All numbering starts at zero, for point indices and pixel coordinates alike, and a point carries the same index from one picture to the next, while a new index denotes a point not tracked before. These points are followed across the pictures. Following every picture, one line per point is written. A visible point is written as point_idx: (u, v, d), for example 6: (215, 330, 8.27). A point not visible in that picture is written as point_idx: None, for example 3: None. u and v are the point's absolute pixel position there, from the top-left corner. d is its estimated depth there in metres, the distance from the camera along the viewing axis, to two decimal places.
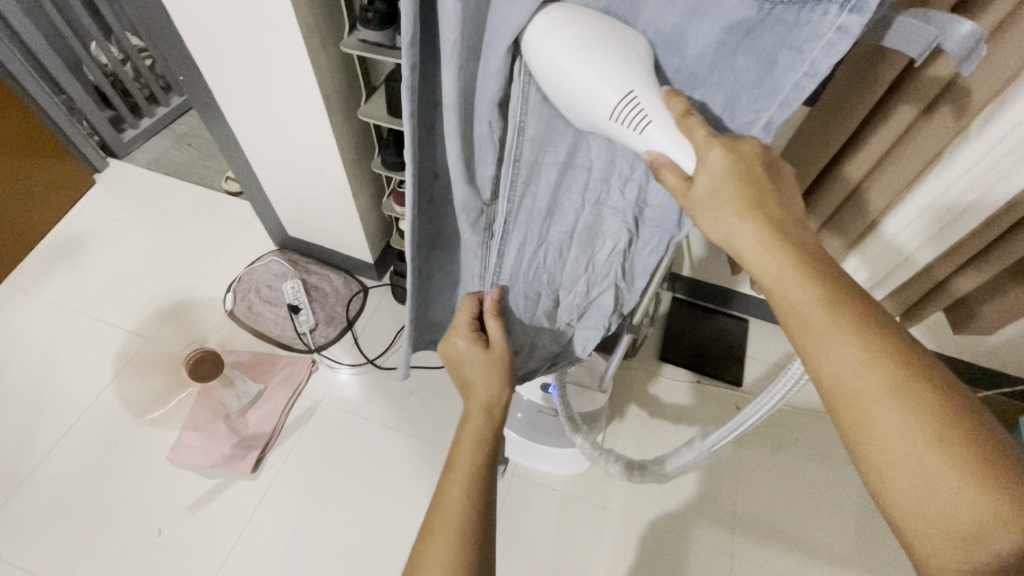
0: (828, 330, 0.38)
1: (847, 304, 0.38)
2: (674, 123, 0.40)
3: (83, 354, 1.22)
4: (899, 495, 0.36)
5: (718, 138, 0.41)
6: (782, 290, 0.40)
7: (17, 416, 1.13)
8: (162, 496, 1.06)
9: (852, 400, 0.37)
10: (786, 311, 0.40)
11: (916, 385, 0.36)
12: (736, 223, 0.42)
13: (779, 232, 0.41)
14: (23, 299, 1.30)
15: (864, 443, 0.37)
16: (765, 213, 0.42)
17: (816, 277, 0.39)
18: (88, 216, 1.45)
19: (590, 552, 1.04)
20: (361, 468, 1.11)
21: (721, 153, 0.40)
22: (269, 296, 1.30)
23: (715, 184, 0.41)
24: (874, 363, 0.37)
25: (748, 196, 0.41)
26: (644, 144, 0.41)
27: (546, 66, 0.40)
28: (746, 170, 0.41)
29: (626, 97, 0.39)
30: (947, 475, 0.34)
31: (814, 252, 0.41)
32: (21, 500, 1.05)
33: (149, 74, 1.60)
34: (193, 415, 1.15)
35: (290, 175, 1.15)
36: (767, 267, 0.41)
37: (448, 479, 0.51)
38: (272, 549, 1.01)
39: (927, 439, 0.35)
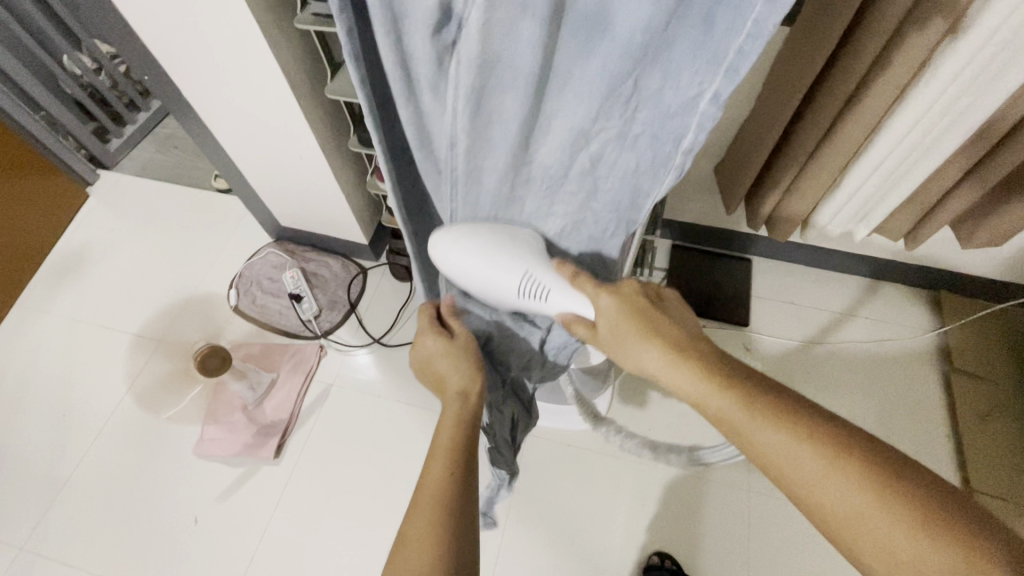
0: (747, 430, 0.43)
1: (755, 399, 0.44)
2: (568, 284, 0.55)
3: (100, 362, 1.26)
4: (877, 565, 0.38)
5: (602, 287, 0.54)
6: (703, 401, 0.46)
7: (47, 427, 1.18)
8: (195, 487, 1.11)
9: (793, 485, 0.41)
10: (711, 417, 0.46)
11: (843, 460, 0.40)
12: (644, 346, 0.50)
13: (679, 348, 0.49)
14: (37, 316, 1.34)
15: (822, 517, 0.40)
16: (667, 331, 0.50)
17: (724, 381, 0.46)
18: (86, 229, 1.48)
19: (609, 500, 1.07)
20: (380, 444, 1.14)
21: (608, 298, 0.53)
22: (271, 288, 1.32)
23: (616, 323, 0.52)
24: (795, 445, 0.41)
25: (641, 323, 0.51)
26: (551, 306, 0.56)
27: (461, 275, 0.58)
28: (631, 304, 0.52)
29: (524, 278, 0.55)
30: (890, 530, 0.37)
31: (717, 359, 0.48)
32: (64, 504, 1.11)
33: (124, 80, 1.58)
34: (212, 409, 1.18)
35: (271, 165, 1.14)
36: (683, 381, 0.48)
37: (429, 465, 0.53)
38: (303, 527, 1.06)
39: (866, 501, 0.38)
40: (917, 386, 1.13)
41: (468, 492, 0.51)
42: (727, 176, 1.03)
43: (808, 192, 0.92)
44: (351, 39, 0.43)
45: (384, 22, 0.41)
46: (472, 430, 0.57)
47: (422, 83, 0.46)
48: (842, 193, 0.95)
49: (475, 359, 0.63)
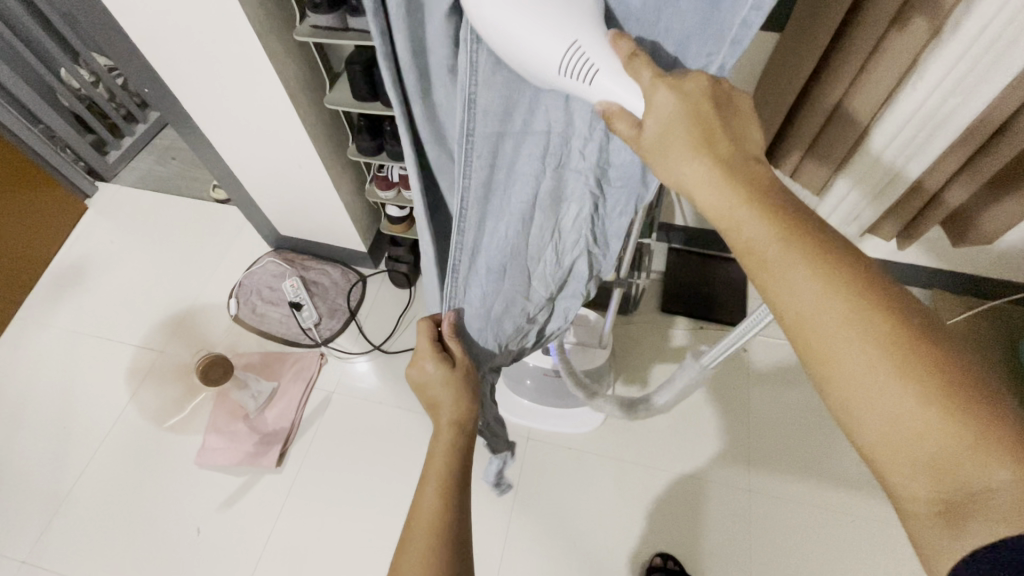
0: (782, 265, 0.36)
1: (802, 237, 0.36)
2: (623, 67, 0.39)
3: (100, 374, 1.26)
4: (870, 427, 0.34)
5: (663, 79, 0.39)
6: (734, 228, 0.38)
7: (47, 440, 1.18)
8: (197, 497, 1.11)
9: (812, 338, 0.36)
10: (741, 249, 0.38)
11: (879, 318, 0.34)
12: (688, 163, 0.39)
13: (731, 169, 0.39)
14: (37, 329, 1.34)
15: (829, 381, 0.36)
16: (718, 145, 0.39)
17: (771, 208, 0.37)
18: (85, 241, 1.48)
19: (611, 503, 1.07)
20: (381, 450, 1.14)
21: (667, 93, 0.38)
22: (271, 296, 1.32)
23: (662, 127, 0.39)
24: (832, 297, 0.35)
25: (696, 132, 0.39)
26: (594, 94, 0.40)
27: (493, 32, 0.39)
28: (694, 108, 0.39)
29: (571, 47, 0.38)
30: (907, 401, 0.33)
31: (770, 186, 0.39)
32: (65, 517, 1.10)
33: (123, 93, 1.59)
34: (213, 418, 1.18)
35: (270, 175, 1.15)
36: (720, 203, 0.38)
37: (423, 489, 0.55)
38: (306, 535, 1.06)
39: (887, 361, 0.33)
40: None
41: (460, 516, 0.54)
42: None
43: None
44: (382, 40, 0.44)
45: (405, 3, 0.42)
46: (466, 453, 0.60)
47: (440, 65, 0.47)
48: (834, 195, 0.97)
49: (470, 388, 0.63)
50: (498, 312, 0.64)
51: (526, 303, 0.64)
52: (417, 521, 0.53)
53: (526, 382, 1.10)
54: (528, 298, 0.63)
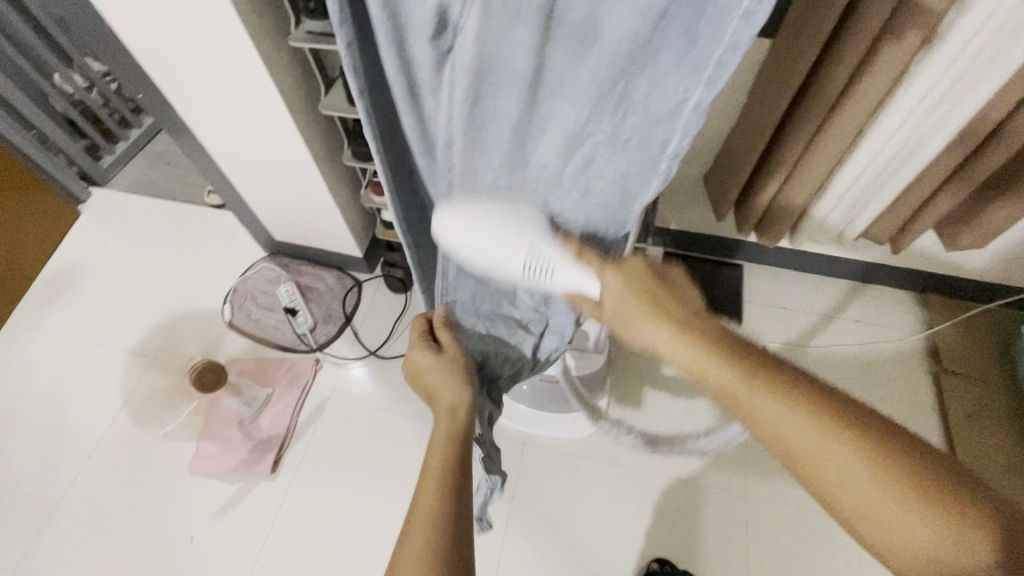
0: (754, 404, 0.44)
1: (764, 378, 0.45)
2: (574, 262, 0.53)
3: (92, 381, 1.25)
4: (874, 532, 0.40)
5: (607, 267, 0.54)
6: (709, 375, 0.48)
7: (38, 448, 1.17)
8: (190, 505, 1.10)
9: (799, 462, 0.43)
10: (721, 394, 0.47)
11: (846, 436, 0.41)
12: (652, 328, 0.53)
13: (687, 329, 0.50)
14: (29, 335, 1.33)
15: (826, 493, 0.42)
16: (665, 312, 0.53)
17: (731, 359, 0.47)
18: (78, 247, 1.47)
19: (607, 509, 1.07)
20: (377, 456, 1.13)
21: (613, 276, 0.54)
22: (266, 302, 1.32)
23: (616, 305, 0.54)
24: (801, 424, 0.42)
25: (646, 305, 0.53)
26: (557, 284, 0.54)
27: (464, 247, 0.54)
28: (636, 284, 0.54)
29: (528, 252, 0.52)
30: (886, 504, 0.39)
31: (725, 339, 0.49)
32: (56, 526, 1.09)
33: (116, 98, 1.58)
34: (207, 424, 1.18)
35: (265, 180, 1.15)
36: (690, 358, 0.49)
37: (422, 483, 0.53)
38: (301, 542, 1.05)
39: (865, 471, 0.40)
40: (905, 387, 1.15)
41: (462, 509, 0.52)
42: (716, 184, 1.05)
43: (795, 199, 0.94)
44: (351, 52, 0.45)
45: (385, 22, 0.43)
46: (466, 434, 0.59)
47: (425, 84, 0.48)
48: (828, 199, 0.97)
49: (467, 374, 0.64)
50: (487, 309, 0.67)
51: (514, 308, 0.67)
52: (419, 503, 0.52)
53: (522, 387, 1.10)
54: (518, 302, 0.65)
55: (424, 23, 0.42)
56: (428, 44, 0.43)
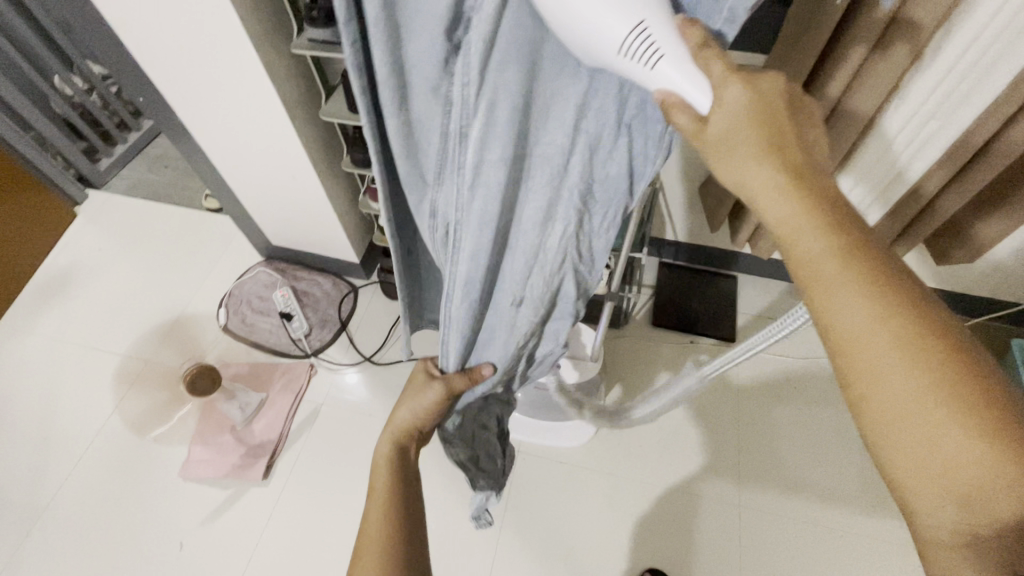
0: (833, 278, 0.37)
1: (861, 253, 0.37)
2: (692, 58, 0.37)
3: (84, 385, 1.24)
4: (902, 452, 0.35)
5: (737, 74, 0.39)
6: (790, 234, 0.38)
7: (27, 452, 1.16)
8: (181, 511, 1.09)
9: (855, 356, 0.36)
10: (799, 259, 0.38)
11: (927, 345, 0.35)
12: (755, 166, 0.39)
13: (796, 176, 0.39)
14: (21, 337, 1.32)
15: (866, 402, 0.37)
16: (783, 152, 0.39)
17: (833, 225, 0.37)
18: (73, 249, 1.46)
19: (601, 518, 1.07)
20: (370, 463, 1.13)
21: (738, 90, 0.39)
22: (261, 306, 1.31)
23: (727, 127, 0.39)
24: (879, 317, 0.35)
25: (762, 135, 0.39)
26: (655, 82, 0.38)
27: (555, 4, 0.35)
28: (762, 108, 0.39)
29: (637, 30, 0.36)
30: (942, 422, 0.34)
31: (832, 198, 0.39)
32: (43, 531, 1.08)
33: (115, 100, 1.58)
34: (200, 430, 1.17)
35: (263, 185, 1.15)
36: (778, 214, 0.39)
37: (370, 504, 0.63)
38: (292, 550, 1.04)
39: (930, 387, 0.34)
40: None
41: (404, 533, 0.60)
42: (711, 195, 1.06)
43: None
44: (353, 53, 0.41)
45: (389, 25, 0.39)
46: (409, 459, 0.69)
47: (421, 86, 0.43)
48: None
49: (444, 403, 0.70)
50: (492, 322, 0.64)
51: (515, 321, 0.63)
52: (367, 536, 0.60)
53: (516, 395, 1.10)
54: (512, 318, 0.63)
55: (435, 18, 0.39)
56: (438, 39, 0.40)
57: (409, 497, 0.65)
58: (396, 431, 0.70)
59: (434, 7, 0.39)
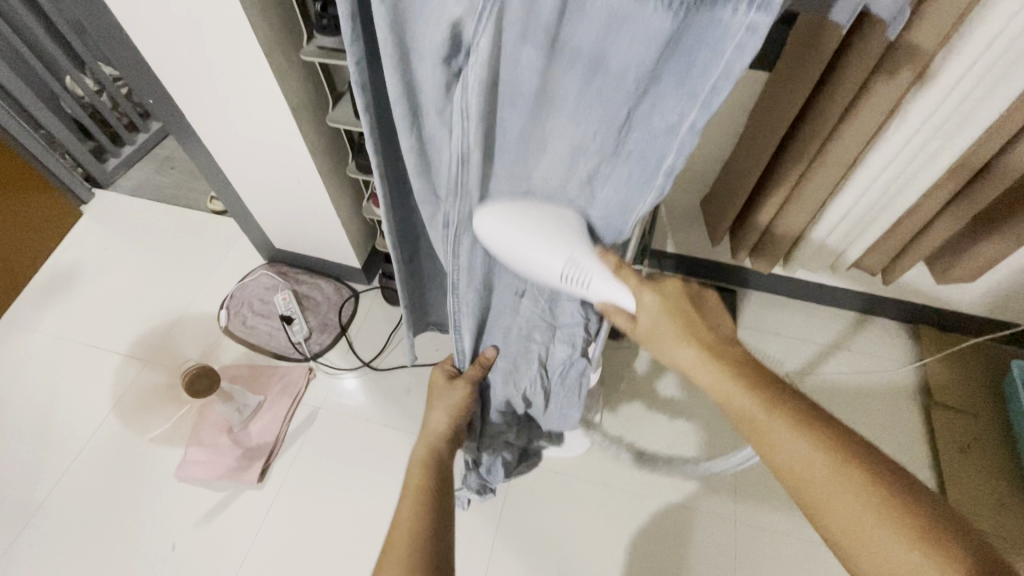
0: (772, 430, 0.49)
1: (784, 407, 0.50)
2: (612, 275, 0.53)
3: (83, 383, 1.24)
4: (869, 566, 0.45)
5: (648, 285, 0.55)
6: (729, 401, 0.52)
7: (23, 448, 1.16)
8: (174, 512, 1.08)
9: (806, 489, 0.48)
10: (738, 419, 0.52)
11: (853, 473, 0.46)
12: (683, 348, 0.54)
13: (716, 356, 0.53)
14: (22, 333, 1.32)
15: (830, 527, 0.47)
16: (702, 336, 0.55)
17: (755, 388, 0.51)
18: (78, 247, 1.47)
19: (596, 530, 1.07)
20: (365, 469, 1.13)
21: (652, 296, 0.54)
22: (263, 308, 1.32)
23: (655, 322, 0.55)
24: (811, 454, 0.47)
25: (682, 326, 0.55)
26: (592, 294, 0.54)
27: (498, 247, 0.52)
28: (675, 307, 0.55)
29: (567, 264, 0.51)
30: (885, 533, 0.44)
31: (751, 367, 0.53)
32: (35, 529, 1.07)
33: (127, 102, 1.60)
34: (197, 431, 1.17)
35: (268, 188, 1.16)
36: (715, 383, 0.53)
37: (403, 501, 0.62)
38: (284, 554, 1.04)
39: (867, 507, 0.45)
40: (895, 418, 1.16)
41: (436, 527, 0.59)
42: (713, 210, 1.06)
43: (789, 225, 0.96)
44: (358, 69, 0.46)
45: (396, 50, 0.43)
46: (442, 455, 0.72)
47: (429, 107, 0.47)
48: (822, 228, 0.99)
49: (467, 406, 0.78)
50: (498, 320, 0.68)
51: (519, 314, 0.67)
52: (401, 531, 0.58)
53: None
54: (521, 311, 0.67)
55: (434, 44, 0.41)
56: (440, 66, 0.43)
57: (442, 497, 0.64)
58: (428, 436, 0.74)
59: (434, 34, 0.41)
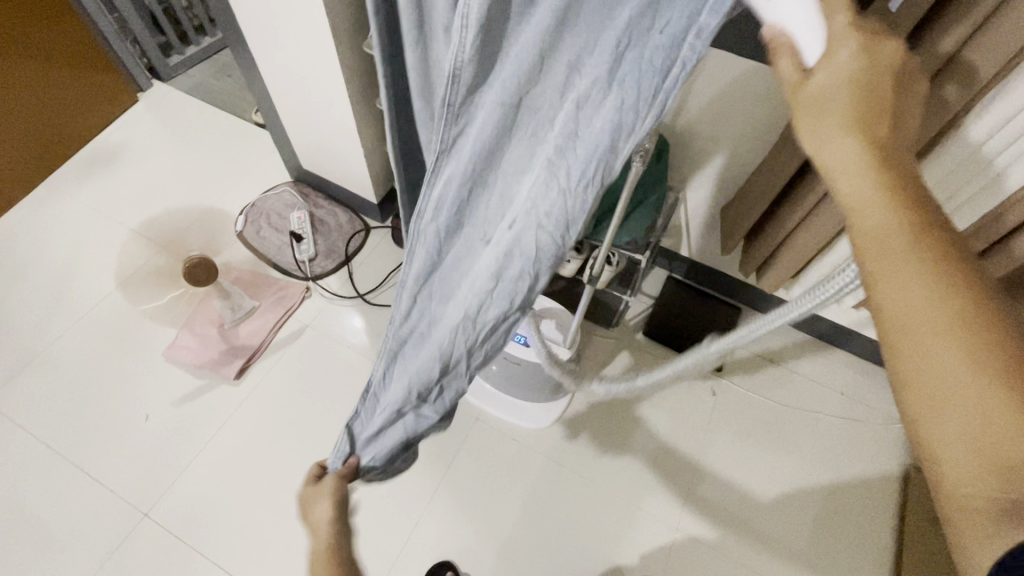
0: (901, 258, 0.32)
1: (934, 239, 0.32)
2: (815, 2, 0.33)
3: (103, 253, 1.32)
4: (940, 432, 0.31)
5: (862, 34, 0.33)
6: (857, 214, 0.33)
7: (41, 298, 1.26)
8: (155, 387, 1.16)
9: (901, 327, 0.32)
10: (860, 241, 0.33)
11: (983, 325, 0.30)
12: (843, 138, 0.33)
13: (883, 155, 0.33)
14: (62, 197, 1.42)
15: (909, 380, 0.32)
16: (876, 129, 0.33)
17: (906, 200, 0.32)
18: (127, 130, 1.55)
19: (538, 499, 1.10)
20: (337, 391, 1.17)
21: (852, 51, 0.33)
22: (278, 223, 1.36)
23: (833, 85, 0.33)
24: (951, 301, 0.31)
25: (862, 107, 0.33)
26: (771, 11, 0.34)
27: None
28: (872, 80, 0.33)
29: None
30: (999, 407, 0.29)
31: (913, 181, 0.33)
32: (34, 372, 1.17)
33: (200, 5, 1.66)
34: (191, 319, 1.23)
35: (302, 107, 1.18)
36: (855, 188, 0.33)
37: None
38: (245, 449, 1.10)
39: (982, 365, 0.30)
40: (868, 467, 1.13)
41: None
42: (729, 217, 1.02)
43: (796, 249, 0.94)
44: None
45: None
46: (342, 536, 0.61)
47: (438, 24, 0.48)
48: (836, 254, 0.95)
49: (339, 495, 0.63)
50: (439, 278, 0.53)
51: (461, 287, 0.51)
52: None
53: (491, 367, 1.11)
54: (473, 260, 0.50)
55: None
56: None
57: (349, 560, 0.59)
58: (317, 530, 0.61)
59: None
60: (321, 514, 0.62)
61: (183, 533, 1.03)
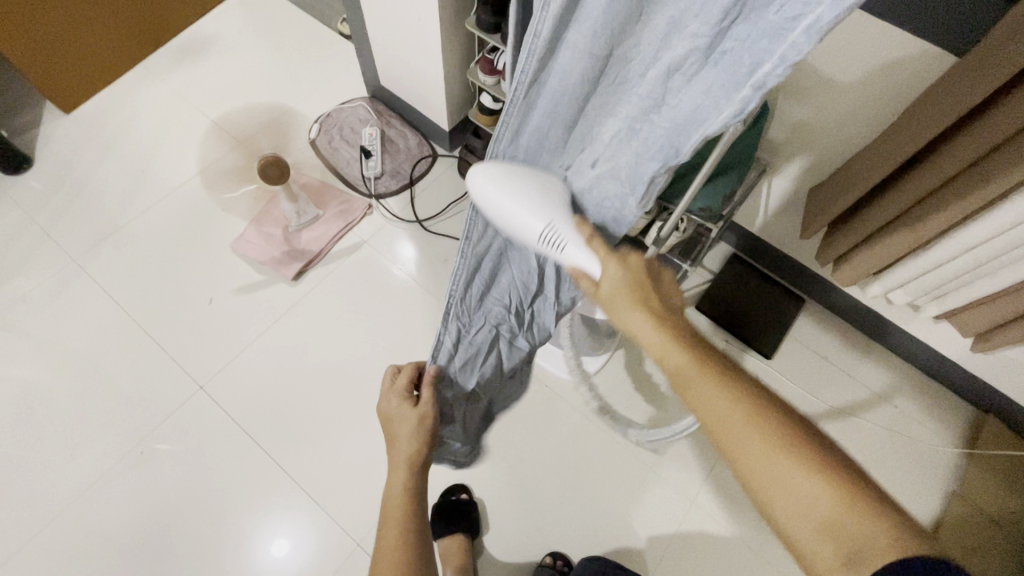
0: (697, 387, 0.48)
1: (706, 360, 0.49)
2: (583, 243, 0.53)
3: (185, 141, 1.38)
4: (779, 505, 0.43)
5: (613, 253, 0.53)
6: (664, 358, 0.50)
7: (128, 175, 1.33)
8: (220, 274, 1.23)
9: (721, 440, 0.46)
10: (667, 368, 0.50)
11: (765, 422, 0.45)
12: (632, 312, 0.52)
13: (661, 317, 0.51)
14: (153, 81, 1.47)
15: (744, 475, 0.45)
16: (651, 302, 0.53)
17: (685, 342, 0.50)
18: (219, 23, 1.57)
19: (559, 445, 1.12)
20: (383, 309, 1.21)
21: (615, 264, 0.52)
22: (350, 137, 1.37)
23: (614, 284, 0.52)
24: (733, 407, 0.46)
25: (635, 291, 0.53)
26: (564, 257, 0.53)
27: (489, 205, 0.50)
28: (633, 275, 0.53)
29: (546, 226, 0.50)
30: (794, 476, 0.43)
31: (682, 328, 0.52)
32: (115, 241, 1.26)
33: None
34: (259, 216, 1.28)
35: (386, 17, 1.13)
36: (651, 342, 0.51)
37: (384, 538, 0.62)
38: (292, 347, 1.17)
39: (777, 447, 0.44)
40: (905, 484, 1.08)
41: (421, 541, 0.62)
42: (815, 202, 0.93)
43: (874, 257, 0.87)
44: None
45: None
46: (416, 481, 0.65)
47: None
48: (917, 266, 0.86)
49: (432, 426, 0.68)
50: None
51: None
52: (388, 536, 0.62)
53: None
54: None
55: None
56: None
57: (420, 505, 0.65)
58: (398, 460, 0.65)
59: None
60: (396, 485, 0.65)
61: (233, 412, 1.12)
